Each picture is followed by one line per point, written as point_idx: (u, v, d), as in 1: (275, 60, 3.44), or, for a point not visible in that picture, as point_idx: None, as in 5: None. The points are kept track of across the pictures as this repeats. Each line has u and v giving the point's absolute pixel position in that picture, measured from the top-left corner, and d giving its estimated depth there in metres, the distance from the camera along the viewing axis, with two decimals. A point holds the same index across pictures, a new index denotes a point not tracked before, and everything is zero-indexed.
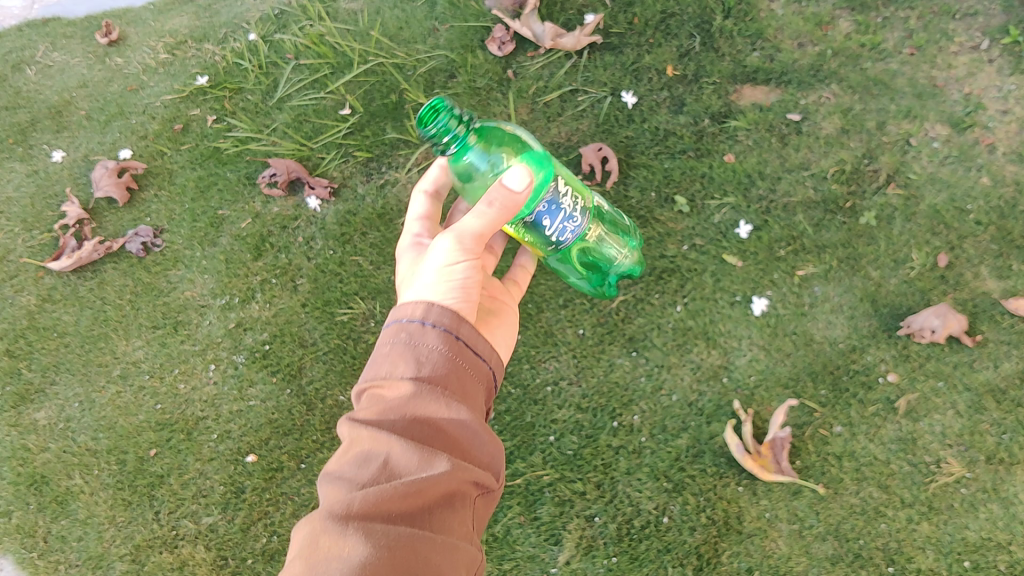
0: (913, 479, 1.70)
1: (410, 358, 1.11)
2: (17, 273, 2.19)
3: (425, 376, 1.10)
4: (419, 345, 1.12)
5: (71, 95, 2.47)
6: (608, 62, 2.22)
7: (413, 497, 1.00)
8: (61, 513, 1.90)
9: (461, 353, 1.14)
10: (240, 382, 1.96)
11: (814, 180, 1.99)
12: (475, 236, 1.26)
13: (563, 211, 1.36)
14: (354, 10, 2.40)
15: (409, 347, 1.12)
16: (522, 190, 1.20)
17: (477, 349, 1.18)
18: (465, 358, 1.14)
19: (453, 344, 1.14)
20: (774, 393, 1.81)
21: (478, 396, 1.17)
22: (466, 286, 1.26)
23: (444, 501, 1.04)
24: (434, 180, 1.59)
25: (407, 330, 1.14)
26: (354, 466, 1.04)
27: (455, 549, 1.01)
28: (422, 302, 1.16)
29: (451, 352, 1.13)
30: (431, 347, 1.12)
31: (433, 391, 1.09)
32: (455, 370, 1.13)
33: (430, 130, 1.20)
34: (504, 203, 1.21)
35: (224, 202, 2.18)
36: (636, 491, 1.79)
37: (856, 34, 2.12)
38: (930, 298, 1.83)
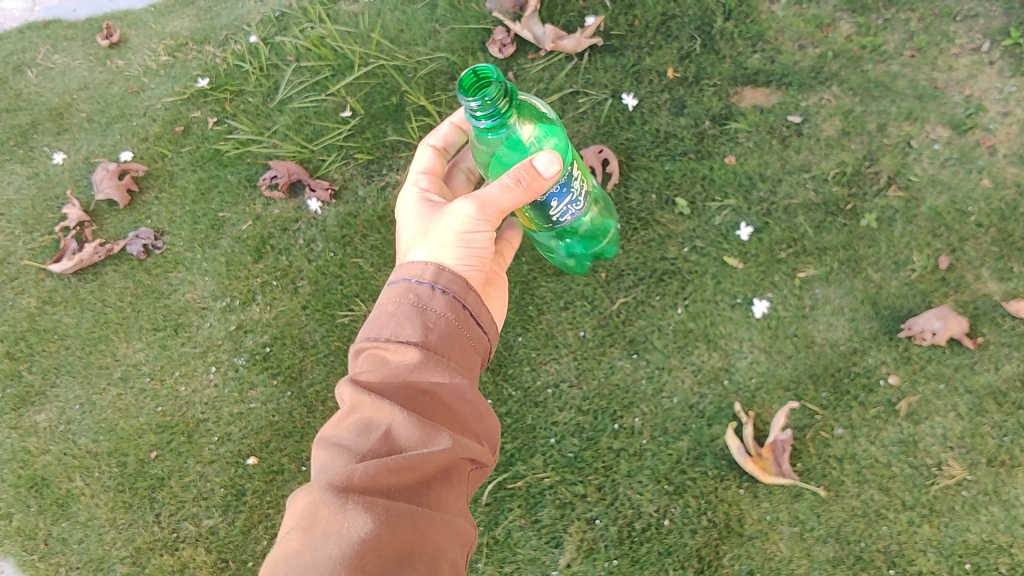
0: (914, 482, 1.70)
1: (418, 323, 1.15)
2: (17, 275, 2.19)
3: (430, 345, 1.14)
4: (428, 310, 1.17)
5: (71, 97, 2.47)
6: (608, 65, 2.22)
7: (411, 470, 1.04)
8: (61, 515, 1.91)
9: (465, 323, 1.19)
10: (241, 384, 1.96)
11: (815, 181, 1.99)
12: (490, 208, 1.32)
13: (572, 194, 1.43)
14: (354, 13, 2.40)
15: (417, 313, 1.16)
16: (549, 174, 1.28)
17: (478, 320, 1.22)
18: (468, 328, 1.19)
19: (459, 311, 1.19)
20: (775, 396, 1.81)
21: (474, 364, 1.22)
22: (472, 254, 1.33)
23: (440, 474, 1.08)
24: (443, 137, 1.58)
25: (415, 293, 1.18)
26: (357, 432, 1.08)
27: (449, 524, 1.06)
28: (432, 266, 1.21)
29: (457, 321, 1.18)
30: (438, 315, 1.17)
31: (438, 360, 1.13)
32: (456, 338, 1.17)
33: (481, 104, 1.21)
34: (530, 179, 1.28)
35: (224, 204, 2.18)
36: (636, 494, 1.79)
37: (857, 36, 2.12)
38: (931, 299, 1.83)
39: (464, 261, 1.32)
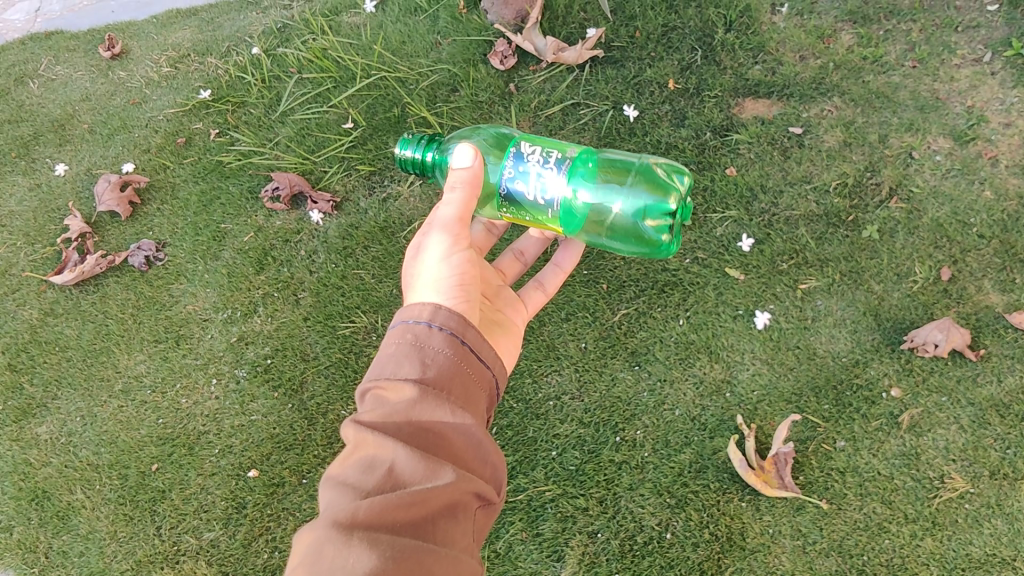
0: (916, 495, 1.69)
1: (414, 360, 1.10)
2: (19, 288, 2.19)
3: (430, 380, 1.09)
4: (425, 347, 1.11)
5: (74, 109, 2.48)
6: (609, 76, 2.23)
7: (416, 506, 0.98)
8: (62, 528, 1.90)
9: (465, 359, 1.13)
10: (242, 396, 1.96)
11: (816, 193, 2.00)
12: (458, 227, 1.30)
13: (533, 166, 1.25)
14: (357, 25, 2.43)
15: (415, 350, 1.11)
16: (475, 163, 1.25)
17: (480, 357, 1.17)
18: (468, 364, 1.14)
19: (458, 347, 1.13)
20: (777, 408, 1.80)
21: (479, 403, 1.16)
22: (466, 286, 1.29)
23: (448, 513, 1.01)
24: None
25: (413, 332, 1.13)
26: (358, 469, 1.02)
27: (456, 561, 0.99)
28: (428, 304, 1.16)
29: (456, 357, 1.13)
30: (435, 351, 1.12)
31: (438, 397, 1.07)
32: (458, 375, 1.12)
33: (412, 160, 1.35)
34: (465, 177, 1.25)
35: (227, 216, 2.18)
36: (638, 507, 1.77)
37: (858, 48, 2.15)
38: (932, 312, 1.83)
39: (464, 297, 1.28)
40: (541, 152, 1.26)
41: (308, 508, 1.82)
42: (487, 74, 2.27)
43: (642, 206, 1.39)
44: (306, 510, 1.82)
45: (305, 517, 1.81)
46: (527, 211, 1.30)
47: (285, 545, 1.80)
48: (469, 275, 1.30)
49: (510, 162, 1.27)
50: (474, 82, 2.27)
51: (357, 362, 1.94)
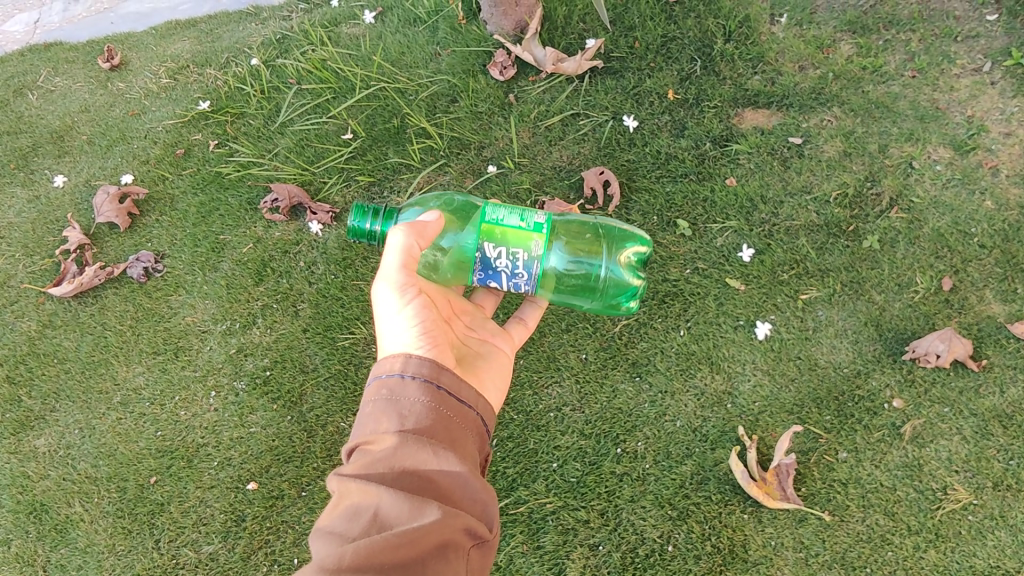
0: (919, 506, 1.68)
1: (392, 413, 1.11)
2: (17, 299, 2.17)
3: (409, 428, 1.09)
4: (401, 398, 1.12)
5: (73, 120, 2.47)
6: (609, 87, 2.23)
7: (405, 546, 0.94)
8: (60, 541, 1.89)
9: (444, 402, 1.14)
10: (241, 408, 1.95)
11: (816, 204, 2.00)
12: (408, 269, 1.25)
13: (502, 271, 1.30)
14: (356, 36, 2.44)
15: (391, 403, 1.12)
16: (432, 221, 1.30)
17: (460, 399, 1.18)
18: (448, 407, 1.14)
19: (434, 393, 1.14)
20: (778, 419, 1.79)
21: (467, 447, 1.15)
22: (427, 326, 1.26)
23: (440, 552, 0.97)
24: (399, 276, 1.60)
25: (387, 386, 1.14)
26: (344, 518, 1.00)
27: None
28: (399, 356, 1.17)
29: (434, 404, 1.13)
30: (412, 401, 1.12)
31: (419, 441, 1.08)
32: (438, 419, 1.12)
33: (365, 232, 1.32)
34: (407, 228, 1.24)
35: (226, 227, 2.18)
36: (640, 519, 1.76)
37: (858, 58, 2.15)
38: (934, 322, 1.83)
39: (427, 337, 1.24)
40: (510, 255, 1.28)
41: (308, 521, 1.81)
42: (487, 84, 2.27)
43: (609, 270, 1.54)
44: (306, 523, 1.81)
45: (305, 531, 1.80)
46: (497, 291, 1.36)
47: (285, 559, 1.79)
48: (430, 320, 1.27)
49: (479, 266, 1.30)
50: (474, 92, 2.27)
51: (356, 374, 1.93)
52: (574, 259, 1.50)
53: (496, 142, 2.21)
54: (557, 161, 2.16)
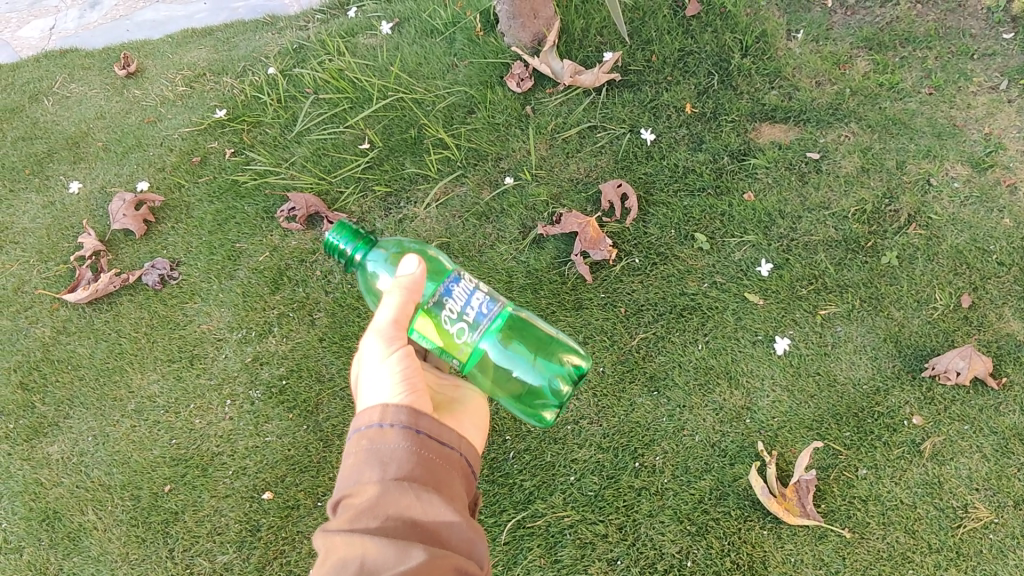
0: (940, 525, 1.65)
1: (373, 462, 1.04)
2: (32, 305, 2.16)
3: (392, 476, 1.02)
4: (381, 448, 1.05)
5: (89, 127, 2.50)
6: (627, 100, 2.26)
7: None
8: (73, 550, 1.82)
9: (425, 446, 1.07)
10: (256, 417, 1.92)
11: (834, 219, 2.00)
12: (394, 327, 1.22)
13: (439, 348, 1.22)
14: (373, 46, 2.51)
15: (372, 453, 1.05)
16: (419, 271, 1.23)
17: (444, 441, 1.10)
18: (430, 450, 1.07)
19: (416, 438, 1.06)
20: (798, 435, 1.77)
21: (455, 486, 1.09)
22: (407, 375, 1.20)
23: None
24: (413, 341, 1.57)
25: (367, 436, 1.07)
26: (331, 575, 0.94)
27: None
28: (377, 406, 1.10)
29: (417, 449, 1.06)
30: (392, 449, 1.05)
31: (400, 488, 1.01)
32: (422, 465, 1.05)
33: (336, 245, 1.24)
34: (405, 283, 1.21)
35: (242, 235, 2.18)
36: (658, 534, 1.71)
37: (875, 74, 2.21)
38: (953, 338, 1.82)
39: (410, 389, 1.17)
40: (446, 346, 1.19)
41: None
42: (504, 96, 2.29)
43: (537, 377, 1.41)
44: None
45: None
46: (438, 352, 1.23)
47: (300, 570, 1.74)
48: (413, 370, 1.21)
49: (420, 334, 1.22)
50: (492, 104, 2.29)
51: None
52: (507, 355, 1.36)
53: (513, 153, 2.22)
54: (574, 174, 2.16)
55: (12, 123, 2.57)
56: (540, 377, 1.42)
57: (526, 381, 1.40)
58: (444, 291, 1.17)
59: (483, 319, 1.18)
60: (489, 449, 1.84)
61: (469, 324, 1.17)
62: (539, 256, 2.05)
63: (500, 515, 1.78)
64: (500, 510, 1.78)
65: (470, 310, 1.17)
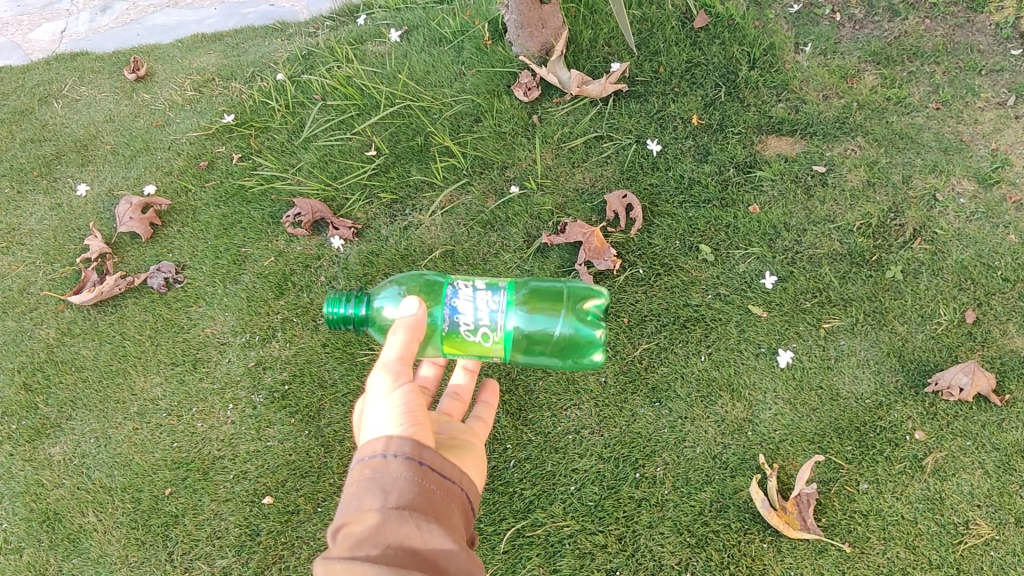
0: (940, 540, 1.64)
1: (374, 490, 1.02)
2: (37, 306, 2.16)
3: (393, 504, 1.01)
4: (383, 477, 1.04)
5: (97, 130, 2.52)
6: (633, 110, 2.26)
7: None
8: (72, 551, 1.82)
9: (427, 477, 1.06)
10: (258, 422, 1.92)
11: (840, 232, 2.00)
12: (396, 363, 1.22)
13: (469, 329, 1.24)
14: (382, 54, 2.52)
15: (374, 482, 1.04)
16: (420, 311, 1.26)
17: (444, 473, 1.09)
18: (432, 482, 1.06)
19: (418, 469, 1.06)
20: (799, 449, 1.76)
21: (455, 519, 1.07)
22: (411, 408, 1.18)
23: None
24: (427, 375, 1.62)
25: (370, 465, 1.06)
26: None
27: None
28: (381, 437, 1.09)
29: (419, 479, 1.05)
30: (394, 478, 1.04)
31: (401, 516, 0.99)
32: (423, 494, 1.04)
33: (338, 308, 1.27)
34: (408, 323, 1.24)
35: (248, 240, 2.19)
36: (658, 546, 1.71)
37: (882, 88, 2.22)
38: (957, 353, 1.82)
39: (414, 421, 1.16)
40: (470, 330, 1.23)
41: (324, 537, 1.77)
42: (511, 105, 2.30)
43: (569, 327, 1.47)
44: (321, 540, 1.77)
45: (320, 547, 1.76)
46: (470, 345, 1.25)
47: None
48: (417, 405, 1.19)
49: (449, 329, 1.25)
50: (498, 113, 2.30)
51: None
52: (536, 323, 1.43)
53: (519, 162, 2.22)
54: (579, 183, 2.16)
55: (20, 125, 2.58)
56: (573, 326, 1.48)
57: (562, 333, 1.46)
58: (450, 312, 1.23)
59: (497, 316, 1.22)
60: (489, 457, 1.83)
61: (487, 327, 1.23)
62: (543, 265, 2.05)
63: (500, 524, 1.76)
64: (499, 518, 1.77)
65: (482, 315, 1.22)
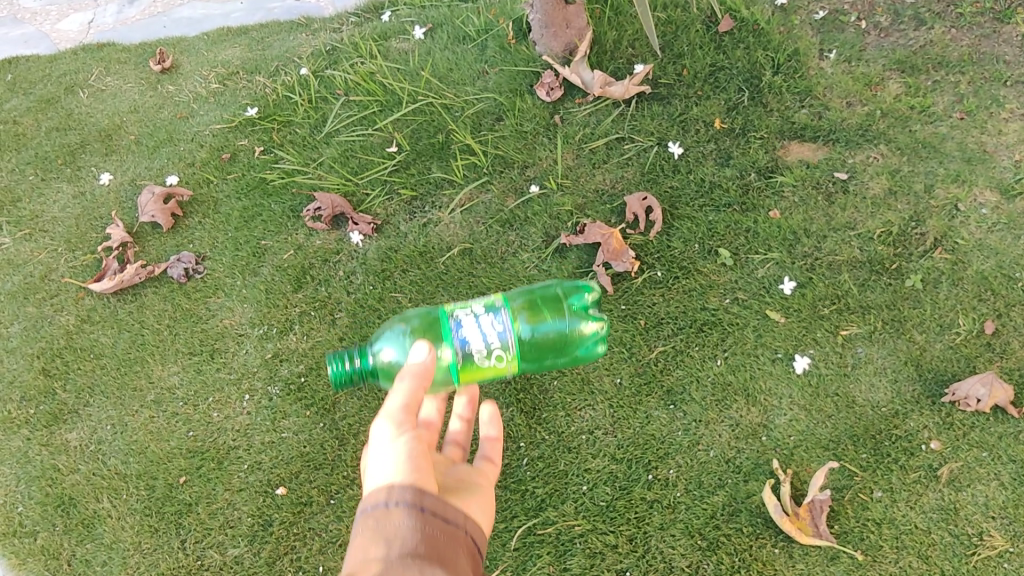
0: (953, 551, 1.62)
1: (377, 540, 0.95)
2: (58, 293, 2.18)
3: (396, 551, 0.92)
4: (385, 526, 0.96)
5: (122, 120, 2.54)
6: (656, 113, 2.28)
7: None
8: (86, 536, 1.82)
9: (431, 523, 0.98)
10: (273, 413, 1.92)
11: (860, 240, 1.99)
12: (403, 411, 1.14)
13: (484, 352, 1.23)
14: (405, 51, 2.54)
15: (377, 531, 0.96)
16: (428, 358, 1.20)
17: (450, 520, 1.01)
18: (435, 527, 0.98)
19: (422, 516, 0.98)
20: (813, 455, 1.75)
21: (465, 567, 0.98)
22: (418, 458, 1.10)
23: None
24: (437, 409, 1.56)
25: (372, 517, 0.98)
26: None
27: None
28: (382, 486, 1.02)
29: (422, 527, 0.97)
30: (396, 527, 0.96)
31: (405, 561, 0.91)
32: (427, 539, 0.95)
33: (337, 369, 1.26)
34: (414, 370, 1.18)
35: (268, 233, 2.20)
36: (668, 547, 1.69)
37: (906, 97, 2.21)
38: (975, 364, 1.80)
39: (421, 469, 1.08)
40: (485, 356, 1.22)
41: (335, 529, 1.77)
42: (534, 105, 2.32)
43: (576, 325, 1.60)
44: (332, 532, 1.77)
45: (332, 539, 1.75)
46: (485, 370, 1.24)
47: (309, 566, 1.74)
48: (424, 453, 1.11)
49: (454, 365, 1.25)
50: (520, 112, 2.32)
51: None
52: (538, 328, 1.45)
53: (540, 162, 2.23)
54: (599, 185, 2.17)
55: (46, 113, 2.60)
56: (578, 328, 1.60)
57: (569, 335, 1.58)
58: (460, 342, 1.22)
59: (506, 334, 1.22)
60: (502, 455, 1.83)
61: (500, 348, 1.23)
62: (561, 265, 2.05)
63: (511, 521, 1.76)
64: (510, 515, 1.77)
65: (491, 337, 1.22)
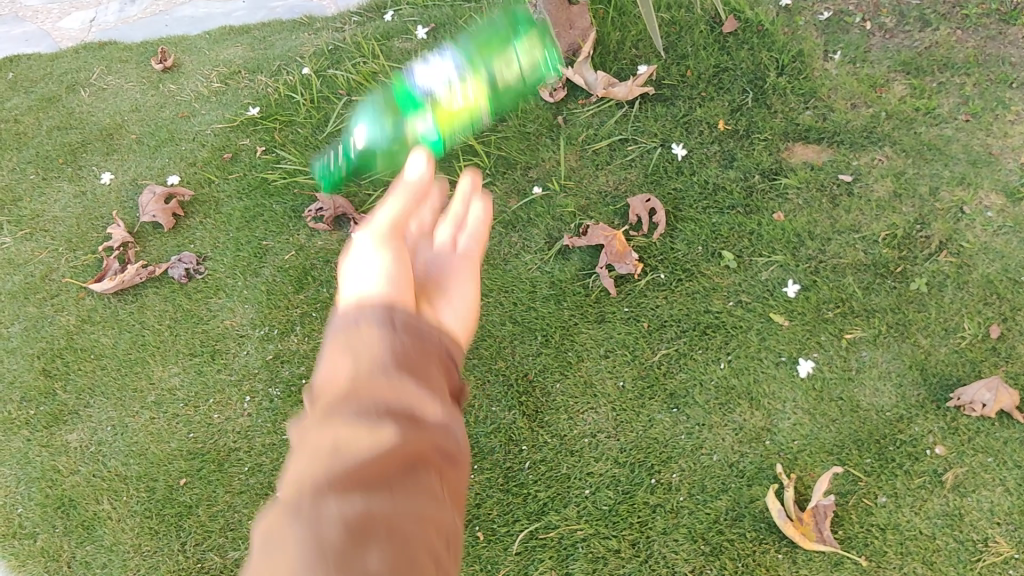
0: (958, 557, 1.60)
1: (347, 351, 0.75)
2: (58, 293, 2.17)
3: (367, 368, 0.73)
4: (360, 339, 0.75)
5: (123, 119, 2.53)
6: (659, 114, 2.27)
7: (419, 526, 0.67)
8: (86, 538, 1.81)
9: (409, 334, 0.78)
10: (275, 415, 1.91)
11: (864, 243, 1.98)
12: (394, 225, 0.96)
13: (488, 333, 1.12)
14: (408, 51, 2.53)
15: (349, 338, 0.76)
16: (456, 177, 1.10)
17: (433, 347, 0.80)
18: (417, 343, 0.78)
19: (399, 327, 0.78)
20: (818, 460, 1.73)
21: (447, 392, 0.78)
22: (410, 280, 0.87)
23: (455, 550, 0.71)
24: None
25: (344, 327, 0.77)
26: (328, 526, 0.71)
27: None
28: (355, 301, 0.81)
29: (407, 347, 0.76)
30: (374, 343, 0.75)
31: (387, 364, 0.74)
32: (406, 353, 0.76)
33: None
34: None
35: (269, 233, 2.19)
36: (671, 552, 1.68)
37: (911, 98, 2.20)
38: (980, 368, 1.79)
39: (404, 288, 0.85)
40: None
41: None
42: (537, 106, 2.32)
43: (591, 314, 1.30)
44: None
45: None
46: None
47: None
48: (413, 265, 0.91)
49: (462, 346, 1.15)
50: (523, 113, 2.31)
51: None
52: None
53: (543, 162, 2.23)
54: (603, 186, 2.16)
55: (47, 112, 2.60)
56: None
57: None
58: None
59: None
60: (504, 458, 1.83)
61: None
62: (564, 267, 2.04)
63: (513, 525, 1.75)
64: (513, 519, 1.75)
65: None
